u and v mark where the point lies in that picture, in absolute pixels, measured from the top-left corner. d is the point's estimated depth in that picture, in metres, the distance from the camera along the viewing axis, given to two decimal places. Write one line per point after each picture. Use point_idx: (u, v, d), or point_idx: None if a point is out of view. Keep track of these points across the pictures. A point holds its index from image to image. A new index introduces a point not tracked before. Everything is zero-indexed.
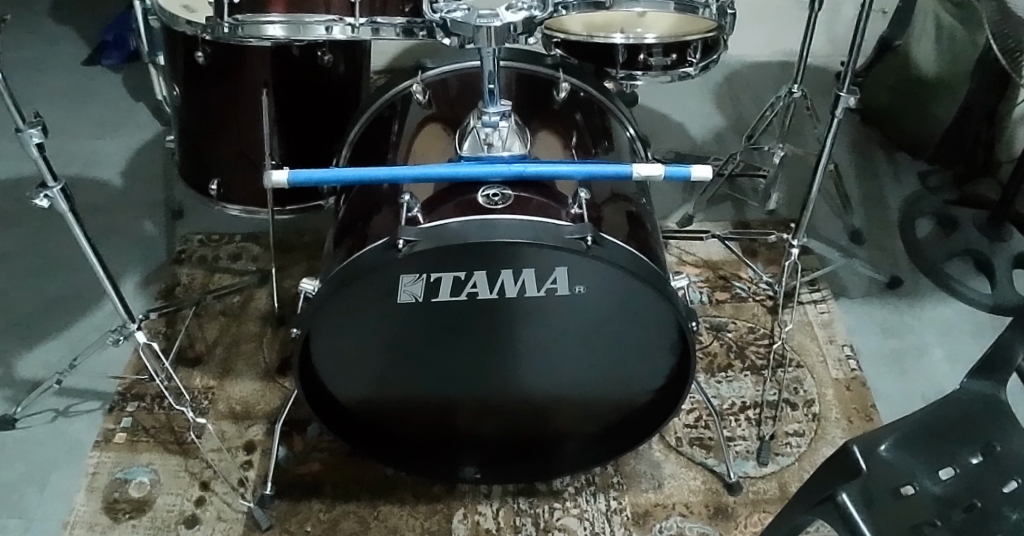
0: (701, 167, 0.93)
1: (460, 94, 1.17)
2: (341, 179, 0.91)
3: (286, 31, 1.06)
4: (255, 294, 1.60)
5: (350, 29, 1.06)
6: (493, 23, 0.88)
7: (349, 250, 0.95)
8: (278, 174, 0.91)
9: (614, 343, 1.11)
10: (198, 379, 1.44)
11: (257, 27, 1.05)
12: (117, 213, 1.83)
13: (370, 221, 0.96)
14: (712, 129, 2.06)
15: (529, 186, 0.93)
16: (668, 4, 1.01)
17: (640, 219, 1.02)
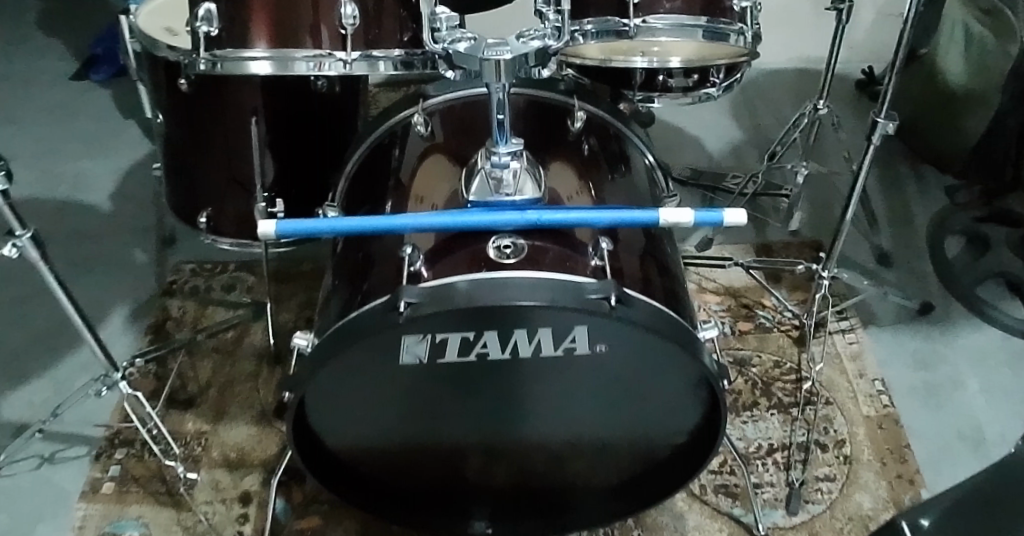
0: (732, 210, 0.84)
1: (465, 122, 1.08)
2: (338, 231, 0.82)
3: (270, 67, 1.02)
4: (250, 328, 1.51)
5: (342, 64, 1.02)
6: (502, 56, 0.77)
7: (346, 306, 0.86)
8: (265, 224, 0.81)
9: (634, 398, 1.03)
10: (190, 424, 1.36)
11: (242, 64, 1.02)
12: (106, 241, 1.75)
13: (368, 272, 0.87)
14: (729, 142, 1.96)
15: (544, 234, 0.84)
16: (695, 33, 0.99)
17: (665, 266, 0.93)
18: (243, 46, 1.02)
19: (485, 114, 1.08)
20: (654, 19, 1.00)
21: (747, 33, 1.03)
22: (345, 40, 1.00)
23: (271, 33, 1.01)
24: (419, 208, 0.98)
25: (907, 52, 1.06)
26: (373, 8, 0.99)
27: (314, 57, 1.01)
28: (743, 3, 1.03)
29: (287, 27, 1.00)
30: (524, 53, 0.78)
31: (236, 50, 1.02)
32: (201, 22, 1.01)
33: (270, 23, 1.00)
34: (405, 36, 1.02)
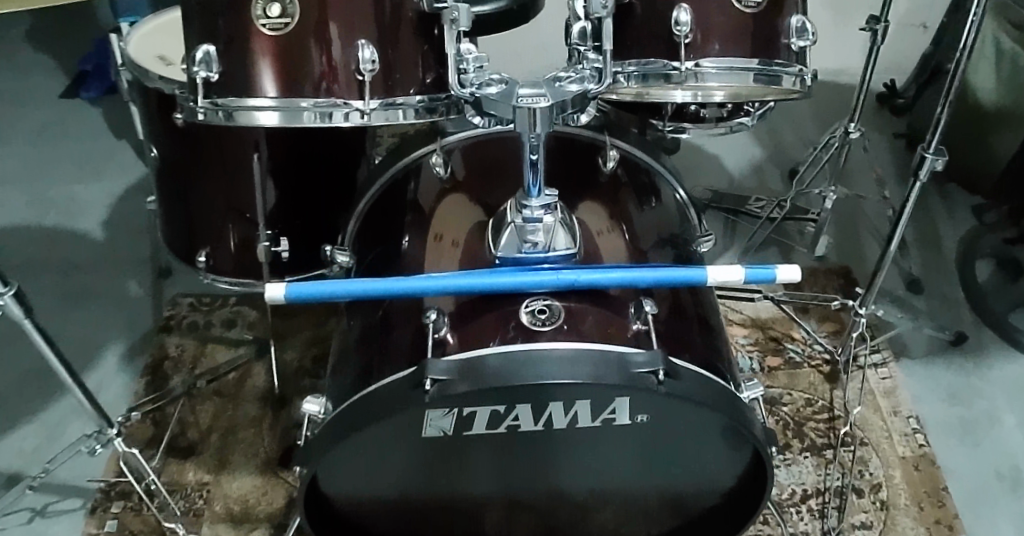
0: (785, 266, 0.77)
1: (487, 160, 1.01)
2: (351, 293, 0.74)
3: (278, 119, 0.89)
4: (253, 368, 1.43)
5: (360, 114, 0.89)
6: (538, 102, 0.71)
7: (362, 374, 0.78)
8: (273, 288, 0.74)
9: (670, 464, 0.96)
10: (191, 474, 1.28)
11: (246, 114, 0.89)
12: (100, 272, 1.67)
13: (387, 335, 0.80)
14: (750, 162, 1.94)
15: (581, 294, 0.77)
16: (747, 76, 0.95)
17: (708, 323, 0.86)
18: (247, 95, 0.89)
19: (510, 154, 1.01)
20: (706, 62, 0.96)
21: (806, 75, 0.98)
22: (364, 86, 0.89)
23: (279, 79, 0.88)
24: (440, 258, 0.90)
25: (960, 85, 0.99)
26: (393, 48, 0.89)
27: (330, 106, 0.88)
28: (801, 41, 0.97)
29: (298, 72, 0.88)
30: (561, 100, 0.72)
31: (238, 99, 0.90)
32: (200, 65, 0.88)
33: (278, 65, 0.88)
34: (427, 77, 0.93)
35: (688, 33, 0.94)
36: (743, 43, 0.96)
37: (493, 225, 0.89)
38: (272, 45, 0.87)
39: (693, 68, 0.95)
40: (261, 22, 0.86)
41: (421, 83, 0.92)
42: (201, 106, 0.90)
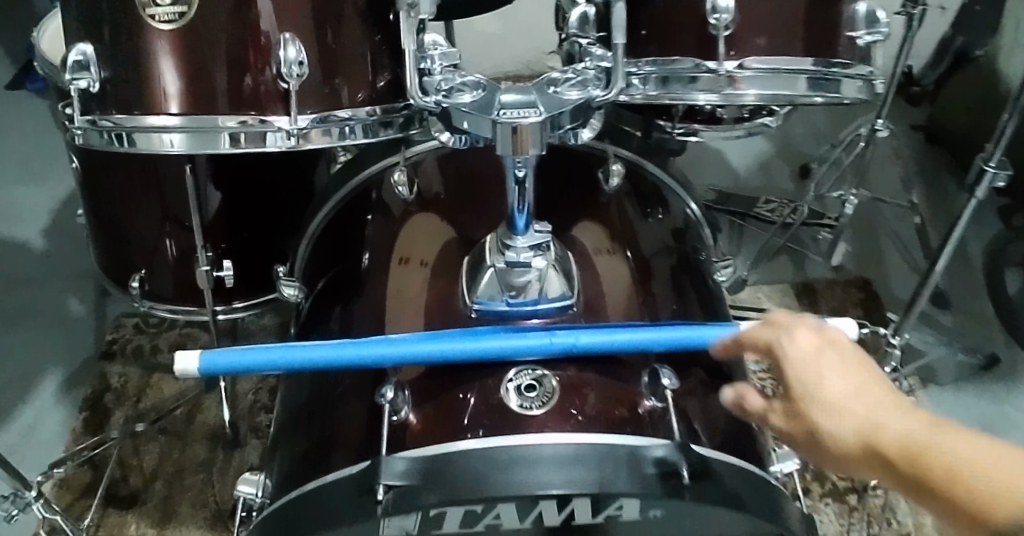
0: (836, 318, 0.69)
1: (462, 171, 0.83)
2: (282, 364, 0.62)
3: (185, 144, 0.75)
4: (204, 402, 1.27)
5: (285, 136, 0.75)
6: (527, 118, 0.53)
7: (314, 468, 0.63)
8: (186, 358, 0.62)
9: None
10: (132, 528, 1.11)
11: (144, 136, 0.75)
12: (36, 289, 1.49)
13: (342, 415, 0.65)
14: (756, 157, 1.78)
15: (577, 366, 0.63)
16: (800, 81, 0.80)
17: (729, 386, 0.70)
18: (144, 112, 0.75)
19: (488, 167, 0.83)
20: (752, 61, 0.80)
21: (868, 82, 0.84)
22: (289, 98, 0.75)
23: (186, 92, 0.74)
24: (404, 292, 0.73)
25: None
26: (335, 42, 0.76)
27: (251, 128, 0.75)
28: (871, 35, 0.82)
29: (208, 82, 0.74)
30: (558, 111, 0.54)
31: (132, 117, 0.75)
32: (76, 71, 0.74)
33: (183, 76, 0.74)
34: (380, 82, 0.80)
35: (728, 23, 0.78)
36: (793, 38, 0.80)
37: (470, 262, 0.73)
38: (173, 42, 0.73)
39: (732, 71, 0.80)
40: (152, 13, 0.72)
41: (371, 87, 0.79)
42: (80, 125, 0.77)
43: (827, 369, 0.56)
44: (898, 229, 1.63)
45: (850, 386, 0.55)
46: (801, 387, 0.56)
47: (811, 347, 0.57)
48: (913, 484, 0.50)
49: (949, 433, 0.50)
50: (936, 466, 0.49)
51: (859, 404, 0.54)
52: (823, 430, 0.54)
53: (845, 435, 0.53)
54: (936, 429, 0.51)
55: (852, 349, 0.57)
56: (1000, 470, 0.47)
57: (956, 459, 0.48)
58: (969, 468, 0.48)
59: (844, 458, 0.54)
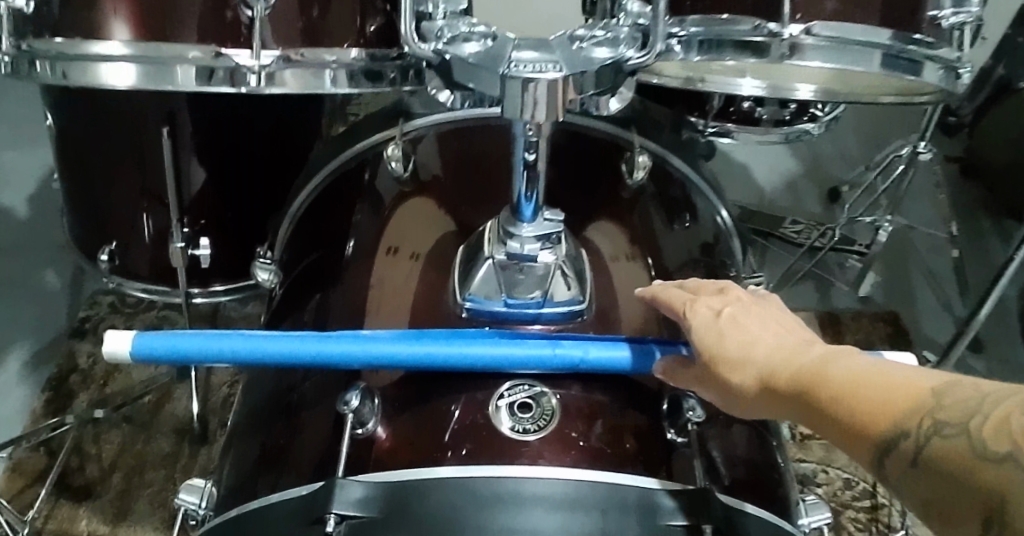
0: (892, 354, 0.59)
1: (465, 151, 0.74)
2: (223, 355, 0.53)
3: (135, 77, 0.70)
4: (175, 392, 1.18)
5: (254, 76, 0.70)
6: (546, 72, 0.45)
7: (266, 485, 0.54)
8: (116, 339, 0.53)
9: None
10: (83, 523, 1.02)
11: (88, 66, 0.70)
12: (13, 257, 1.41)
13: (303, 424, 0.56)
14: (784, 175, 1.68)
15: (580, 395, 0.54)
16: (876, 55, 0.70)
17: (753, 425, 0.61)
18: (87, 40, 0.70)
19: (494, 146, 0.74)
20: (820, 26, 0.70)
21: (949, 68, 0.75)
22: (254, 29, 0.70)
23: (134, 18, 0.69)
24: (389, 285, 0.63)
25: None
26: None
27: (204, 61, 0.69)
28: (957, 15, 0.73)
29: (160, 10, 0.69)
30: (584, 70, 0.46)
31: (74, 46, 0.71)
32: None
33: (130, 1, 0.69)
34: (370, 26, 0.74)
35: None
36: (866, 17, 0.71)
37: (465, 253, 0.63)
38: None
39: (797, 36, 0.70)
40: None
41: (359, 33, 0.74)
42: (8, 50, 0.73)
43: (732, 326, 0.51)
44: (931, 262, 1.52)
45: (753, 334, 0.50)
46: (706, 345, 0.51)
47: (711, 310, 0.52)
48: (808, 414, 0.46)
49: (841, 359, 0.46)
50: (825, 394, 0.45)
51: (763, 349, 0.49)
52: (728, 385, 0.50)
53: (747, 384, 0.49)
54: (830, 357, 0.47)
55: (759, 304, 0.53)
56: (875, 386, 0.44)
57: (842, 379, 0.44)
58: (853, 385, 0.44)
59: (749, 402, 0.49)
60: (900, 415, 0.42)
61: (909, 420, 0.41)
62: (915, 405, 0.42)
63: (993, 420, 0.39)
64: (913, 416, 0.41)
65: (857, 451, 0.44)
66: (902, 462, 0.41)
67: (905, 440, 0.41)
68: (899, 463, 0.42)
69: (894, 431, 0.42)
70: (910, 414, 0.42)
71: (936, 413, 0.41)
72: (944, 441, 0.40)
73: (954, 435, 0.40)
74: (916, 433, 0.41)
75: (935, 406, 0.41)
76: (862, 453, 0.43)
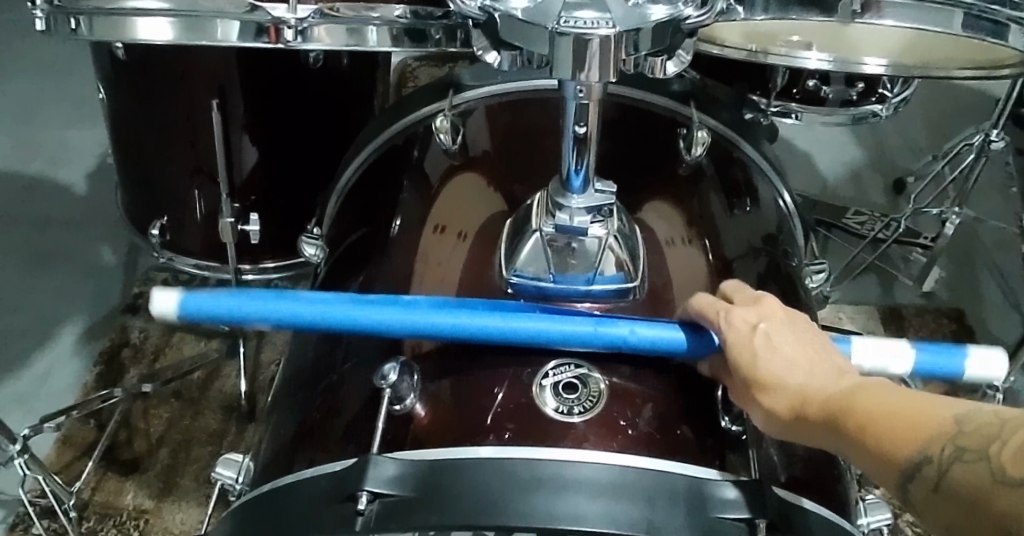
0: (982, 350, 0.54)
1: (517, 125, 0.71)
2: (262, 320, 0.52)
3: (173, 30, 0.71)
4: (223, 369, 1.18)
5: (291, 33, 0.71)
6: (600, 29, 0.43)
7: (304, 459, 0.53)
8: (161, 297, 0.52)
9: None
10: (129, 497, 1.03)
11: (126, 21, 0.72)
12: (72, 233, 1.44)
13: (343, 401, 0.55)
14: (848, 164, 1.61)
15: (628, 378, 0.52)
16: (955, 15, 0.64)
17: None
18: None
19: (548, 121, 0.71)
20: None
21: None
22: None
23: None
24: (437, 262, 0.61)
25: None
26: None
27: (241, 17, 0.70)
28: None
29: None
30: (635, 28, 0.44)
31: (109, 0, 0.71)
32: None
33: None
34: None
35: None
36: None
37: (512, 228, 0.61)
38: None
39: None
40: None
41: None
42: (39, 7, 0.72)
43: (765, 344, 0.48)
44: (1002, 258, 1.45)
45: (786, 354, 0.47)
46: (737, 363, 0.48)
47: (745, 326, 0.49)
48: (837, 441, 0.44)
49: (870, 386, 0.44)
50: (853, 422, 0.42)
51: (796, 371, 0.47)
52: (759, 407, 0.47)
53: (778, 408, 0.46)
54: (860, 383, 0.45)
55: (795, 319, 0.50)
56: (901, 413, 0.42)
57: (867, 404, 0.42)
58: (878, 412, 0.42)
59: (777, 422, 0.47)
60: (924, 442, 0.40)
61: (932, 447, 0.39)
62: (938, 433, 0.40)
63: (1012, 446, 0.37)
64: (935, 443, 0.39)
65: (881, 477, 0.42)
66: (925, 489, 0.39)
67: (927, 466, 0.39)
68: (922, 489, 0.40)
69: (917, 457, 0.40)
70: (932, 441, 0.40)
71: (958, 439, 0.39)
72: (965, 468, 0.38)
73: (974, 461, 0.38)
74: (939, 459, 0.39)
75: (956, 432, 0.39)
76: (886, 479, 0.41)
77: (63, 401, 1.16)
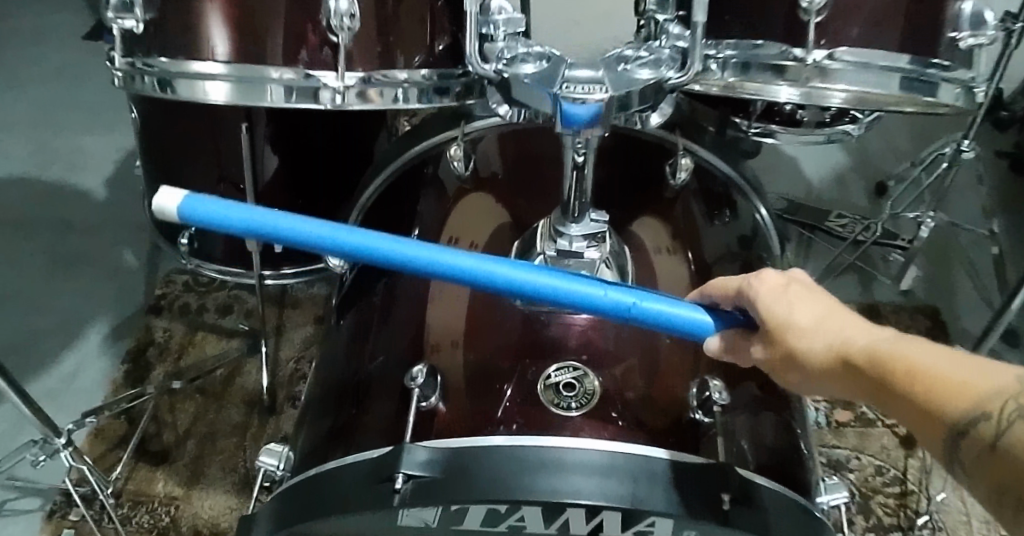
0: None
1: (522, 152, 0.79)
2: (270, 231, 0.56)
3: (229, 93, 0.77)
4: (244, 365, 1.27)
5: (336, 95, 0.76)
6: (594, 94, 0.52)
7: (339, 448, 0.62)
8: (177, 195, 0.56)
9: None
10: (160, 485, 1.11)
11: (190, 82, 0.78)
12: (95, 236, 1.51)
13: (373, 399, 0.63)
14: (832, 167, 1.70)
15: (618, 377, 0.61)
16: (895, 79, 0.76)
17: (778, 410, 0.66)
18: (189, 58, 0.78)
19: (550, 149, 0.79)
20: (843, 52, 0.76)
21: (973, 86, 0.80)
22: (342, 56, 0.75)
23: (234, 41, 0.76)
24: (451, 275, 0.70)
25: None
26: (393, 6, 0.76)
27: (295, 81, 0.76)
28: (976, 38, 0.77)
29: (258, 31, 0.75)
30: (627, 90, 0.53)
31: (177, 64, 0.78)
32: (121, 11, 0.78)
33: (233, 22, 0.75)
34: (439, 46, 0.80)
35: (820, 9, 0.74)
36: (892, 27, 0.76)
37: (520, 247, 0.70)
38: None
39: (821, 62, 0.76)
40: None
41: (429, 51, 0.79)
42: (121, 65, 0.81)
43: (801, 302, 0.54)
44: (974, 257, 1.53)
45: (822, 312, 0.54)
46: (774, 318, 0.54)
47: (778, 285, 0.55)
48: (882, 392, 0.49)
49: (913, 345, 0.49)
50: (902, 376, 0.48)
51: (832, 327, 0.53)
52: (796, 355, 0.53)
53: (818, 355, 0.52)
54: (896, 339, 0.50)
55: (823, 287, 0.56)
56: (954, 372, 0.46)
57: (916, 362, 0.48)
58: (930, 369, 0.47)
59: (818, 378, 0.53)
60: (980, 400, 0.45)
61: (990, 405, 0.44)
62: (991, 391, 0.45)
63: None
64: (992, 402, 0.44)
65: (931, 434, 0.47)
66: (979, 444, 0.44)
67: (985, 423, 0.44)
68: (974, 447, 0.45)
69: (973, 414, 0.44)
70: (988, 401, 0.44)
71: (1016, 399, 0.44)
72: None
73: None
74: (997, 417, 0.44)
75: (1013, 394, 0.44)
76: (936, 434, 0.46)
77: (94, 397, 1.25)
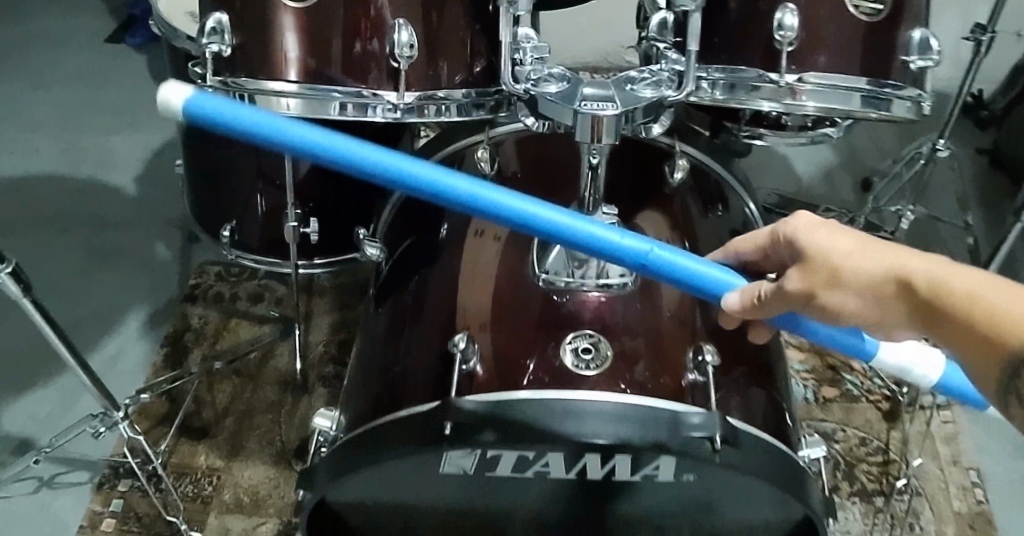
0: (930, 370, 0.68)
1: (540, 154, 0.90)
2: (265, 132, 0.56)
3: (303, 109, 0.85)
4: (276, 348, 1.37)
5: (389, 108, 0.86)
6: (605, 109, 0.63)
7: (389, 407, 0.73)
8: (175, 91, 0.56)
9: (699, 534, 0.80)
10: (202, 458, 1.22)
11: (265, 100, 0.86)
12: (129, 230, 1.62)
13: (415, 363, 0.75)
14: (820, 164, 1.81)
15: (626, 343, 0.71)
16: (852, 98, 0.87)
17: (763, 377, 0.77)
18: (268, 78, 0.86)
19: (565, 153, 0.90)
20: (813, 76, 0.87)
21: (925, 101, 0.89)
22: (397, 76, 0.85)
23: (309, 63, 0.85)
24: (479, 259, 0.80)
25: None
26: (431, 27, 0.86)
27: (364, 99, 0.85)
28: (923, 60, 0.89)
29: (327, 53, 0.85)
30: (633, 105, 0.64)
31: (256, 82, 0.87)
32: (211, 35, 0.85)
33: (310, 46, 0.85)
34: (476, 67, 0.90)
35: (792, 39, 0.85)
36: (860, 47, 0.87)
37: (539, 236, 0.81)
38: (298, 18, 0.84)
39: (794, 84, 0.87)
40: None
41: (469, 71, 0.89)
42: (210, 82, 0.88)
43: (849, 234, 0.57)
44: (953, 247, 1.64)
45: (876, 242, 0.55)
46: (824, 246, 0.57)
47: (819, 224, 0.59)
48: (935, 314, 0.49)
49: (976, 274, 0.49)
50: (959, 299, 0.48)
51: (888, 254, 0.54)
52: (845, 274, 0.55)
53: (874, 274, 0.53)
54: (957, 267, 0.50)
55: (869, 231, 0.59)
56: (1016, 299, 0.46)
57: (974, 286, 0.48)
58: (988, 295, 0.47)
59: (867, 298, 0.54)
60: None
61: None
62: None
63: None
64: None
65: (985, 363, 0.46)
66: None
67: None
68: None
69: None
70: None
71: None
72: None
73: None
74: None
75: None
76: (992, 364, 0.46)
77: (137, 379, 1.35)
